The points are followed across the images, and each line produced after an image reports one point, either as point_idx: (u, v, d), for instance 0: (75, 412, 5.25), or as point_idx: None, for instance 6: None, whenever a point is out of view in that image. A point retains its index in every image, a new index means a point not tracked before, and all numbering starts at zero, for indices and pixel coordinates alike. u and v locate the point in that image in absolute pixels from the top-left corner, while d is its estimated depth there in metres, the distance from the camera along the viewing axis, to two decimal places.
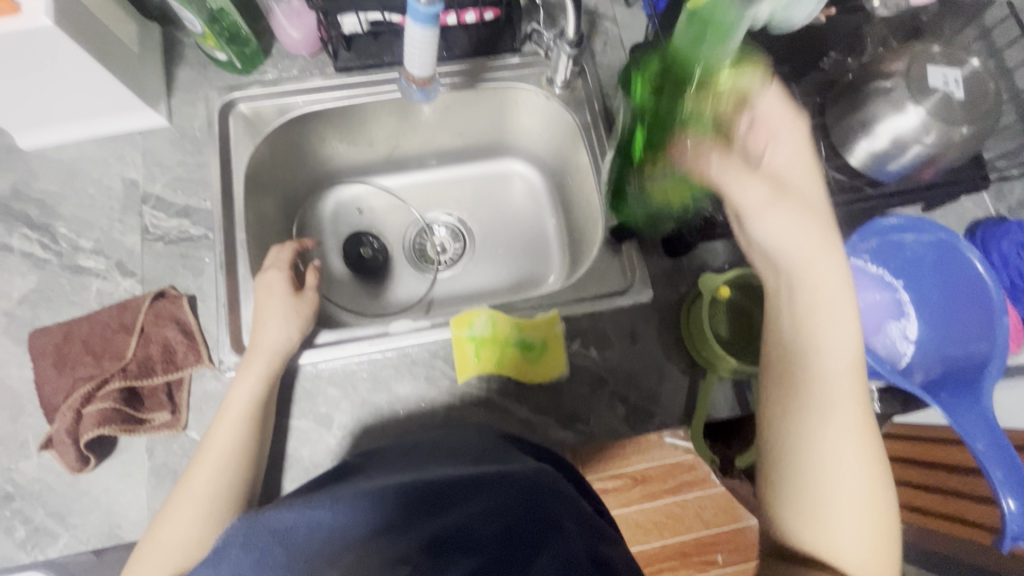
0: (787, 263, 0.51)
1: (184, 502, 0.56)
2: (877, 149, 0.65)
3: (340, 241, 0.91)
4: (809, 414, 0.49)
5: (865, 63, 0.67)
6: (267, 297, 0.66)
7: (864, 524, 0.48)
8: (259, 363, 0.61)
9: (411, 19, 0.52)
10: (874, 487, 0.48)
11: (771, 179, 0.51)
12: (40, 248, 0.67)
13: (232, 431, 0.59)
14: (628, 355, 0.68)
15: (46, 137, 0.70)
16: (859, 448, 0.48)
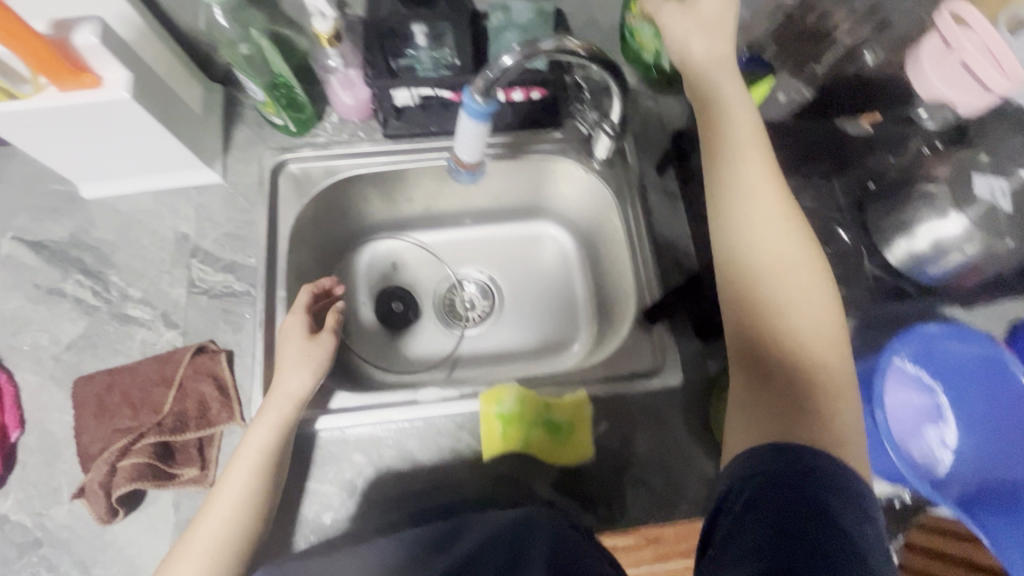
0: (722, 143, 0.58)
1: (195, 546, 0.57)
2: (917, 251, 0.65)
3: (373, 295, 0.93)
4: (745, 259, 0.55)
5: (909, 165, 0.67)
6: (284, 341, 0.67)
7: (816, 349, 0.51)
8: (273, 410, 0.62)
9: (465, 113, 0.55)
10: (820, 325, 0.52)
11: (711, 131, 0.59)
12: (92, 295, 0.70)
13: (248, 479, 0.59)
14: (655, 439, 0.68)
15: (107, 188, 0.73)
16: (794, 282, 0.53)
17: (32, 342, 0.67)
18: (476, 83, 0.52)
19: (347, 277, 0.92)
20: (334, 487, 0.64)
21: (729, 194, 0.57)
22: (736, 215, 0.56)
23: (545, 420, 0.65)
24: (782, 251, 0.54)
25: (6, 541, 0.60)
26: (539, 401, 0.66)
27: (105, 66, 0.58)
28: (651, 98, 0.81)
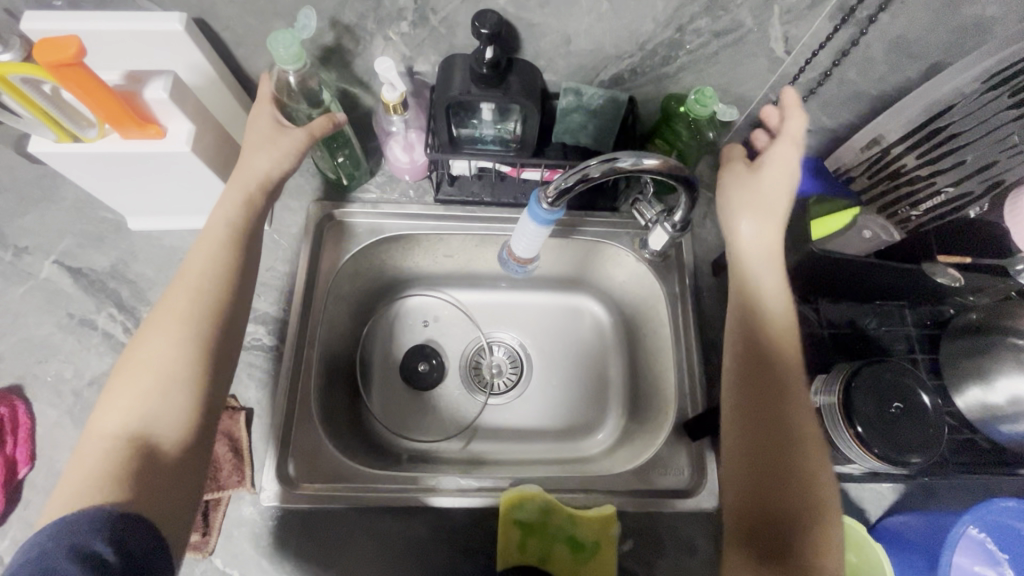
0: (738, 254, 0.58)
1: (129, 378, 0.50)
2: (992, 403, 0.60)
3: (399, 352, 0.90)
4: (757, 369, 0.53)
5: (992, 310, 0.62)
6: (254, 122, 0.62)
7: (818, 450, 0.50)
8: (235, 189, 0.59)
9: (528, 215, 0.54)
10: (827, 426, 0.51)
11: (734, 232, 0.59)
12: (122, 330, 0.68)
13: (213, 257, 0.56)
14: (681, 569, 0.63)
15: (154, 222, 0.72)
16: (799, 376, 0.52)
17: (56, 373, 0.66)
18: (545, 192, 0.51)
19: (376, 330, 0.90)
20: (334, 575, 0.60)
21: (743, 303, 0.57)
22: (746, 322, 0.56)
23: (569, 534, 0.60)
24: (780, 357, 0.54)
25: None
26: (564, 512, 0.61)
27: (170, 117, 0.57)
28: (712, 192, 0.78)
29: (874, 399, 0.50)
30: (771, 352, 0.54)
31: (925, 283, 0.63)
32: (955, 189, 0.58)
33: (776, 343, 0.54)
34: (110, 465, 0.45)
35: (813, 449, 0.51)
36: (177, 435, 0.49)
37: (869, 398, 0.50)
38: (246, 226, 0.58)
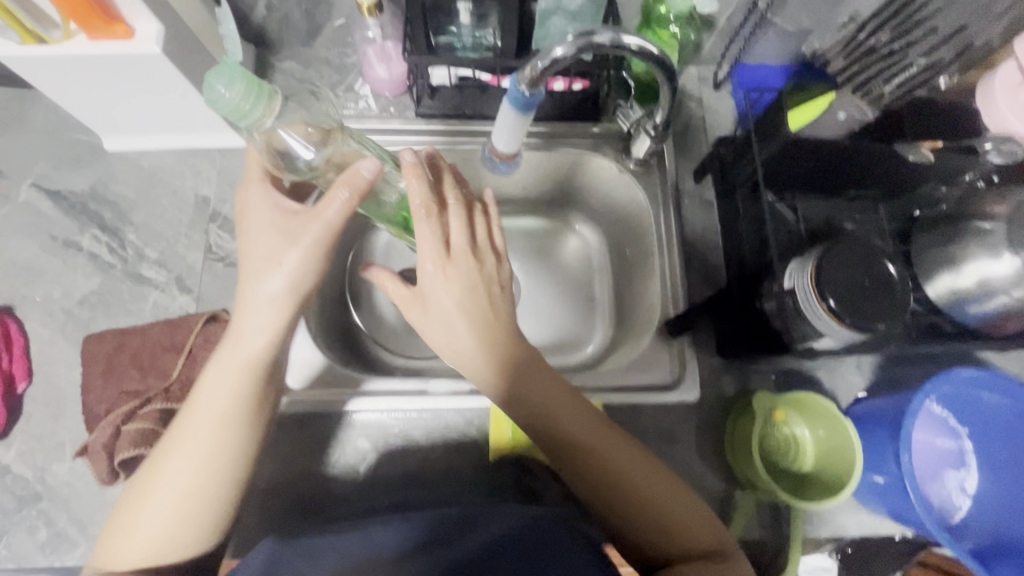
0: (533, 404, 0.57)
1: (159, 477, 0.50)
2: (960, 288, 0.62)
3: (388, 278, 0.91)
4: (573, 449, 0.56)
5: (962, 197, 0.64)
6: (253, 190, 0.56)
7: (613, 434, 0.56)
8: (230, 364, 0.53)
9: (506, 101, 0.56)
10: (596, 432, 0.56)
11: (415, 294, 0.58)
12: (108, 251, 0.68)
13: (223, 395, 0.52)
14: (665, 456, 0.67)
15: (131, 143, 0.71)
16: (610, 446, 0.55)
17: (45, 294, 0.66)
18: (523, 74, 0.53)
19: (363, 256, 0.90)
20: (332, 468, 0.64)
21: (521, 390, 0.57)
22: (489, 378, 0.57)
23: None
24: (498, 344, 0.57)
25: (7, 492, 0.60)
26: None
27: (136, 16, 0.55)
28: (694, 99, 0.79)
29: (850, 279, 0.52)
30: (525, 388, 0.57)
31: (895, 167, 0.64)
32: (926, 59, 0.63)
33: (528, 378, 0.57)
34: (159, 558, 0.50)
35: (592, 440, 0.56)
36: (207, 532, 0.52)
37: (854, 285, 0.52)
38: (260, 383, 0.53)
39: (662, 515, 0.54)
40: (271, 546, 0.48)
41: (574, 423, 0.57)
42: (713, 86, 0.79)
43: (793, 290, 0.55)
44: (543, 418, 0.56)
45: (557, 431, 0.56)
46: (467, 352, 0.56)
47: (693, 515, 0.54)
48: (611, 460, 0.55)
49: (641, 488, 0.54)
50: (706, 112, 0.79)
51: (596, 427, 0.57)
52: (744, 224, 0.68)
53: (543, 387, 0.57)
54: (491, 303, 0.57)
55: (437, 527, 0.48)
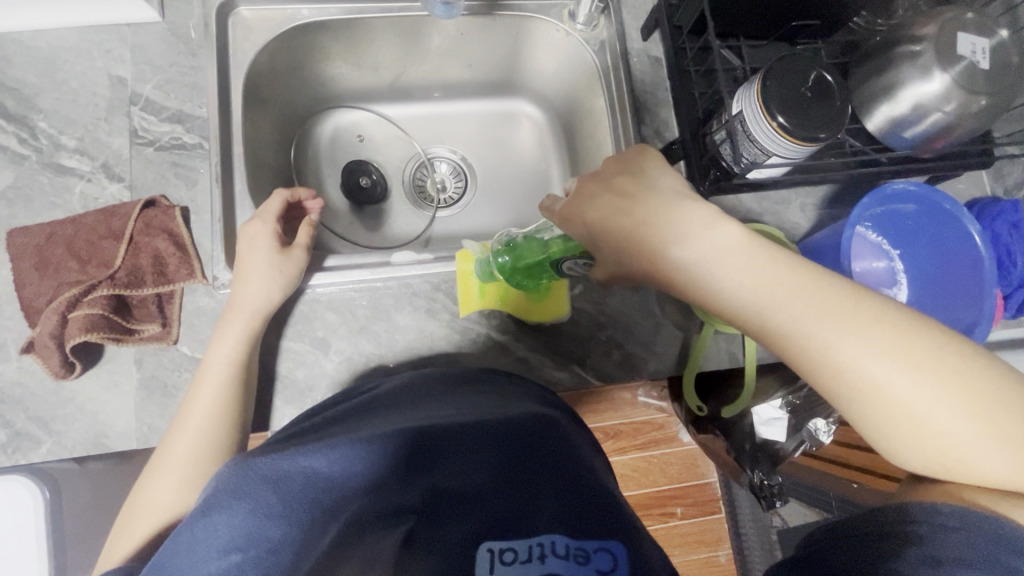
0: (747, 305, 0.48)
1: (164, 460, 0.53)
2: (896, 115, 0.64)
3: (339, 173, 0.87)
4: (826, 329, 0.44)
5: (893, 27, 0.66)
6: (249, 252, 0.61)
7: (830, 313, 0.45)
8: (239, 322, 0.58)
9: None
10: (859, 340, 0.43)
11: (630, 211, 0.54)
12: (18, 142, 0.62)
13: (216, 391, 0.55)
14: (628, 305, 0.70)
15: (24, 21, 0.64)
16: (863, 338, 0.43)
17: None
18: None
19: (306, 153, 0.86)
20: (302, 345, 0.63)
21: (721, 277, 0.49)
22: (701, 267, 0.50)
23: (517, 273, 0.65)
24: (726, 241, 0.49)
25: None
26: (504, 252, 0.65)
27: None
28: None
29: (792, 92, 0.54)
30: (745, 297, 0.48)
31: None
32: None
33: (749, 285, 0.48)
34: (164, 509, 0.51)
35: (813, 324, 0.45)
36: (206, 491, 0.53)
37: (798, 95, 0.54)
38: (249, 349, 0.58)
39: (898, 405, 0.42)
40: (223, 472, 0.35)
41: (869, 317, 0.44)
42: None
43: (741, 112, 0.56)
44: (778, 325, 0.47)
45: (784, 319, 0.46)
46: (745, 269, 0.48)
47: (960, 386, 0.41)
48: (841, 334, 0.44)
49: (902, 387, 0.42)
50: None
51: (868, 319, 0.44)
52: (690, 69, 0.69)
53: (781, 284, 0.47)
54: (659, 229, 0.52)
55: (400, 460, 0.41)
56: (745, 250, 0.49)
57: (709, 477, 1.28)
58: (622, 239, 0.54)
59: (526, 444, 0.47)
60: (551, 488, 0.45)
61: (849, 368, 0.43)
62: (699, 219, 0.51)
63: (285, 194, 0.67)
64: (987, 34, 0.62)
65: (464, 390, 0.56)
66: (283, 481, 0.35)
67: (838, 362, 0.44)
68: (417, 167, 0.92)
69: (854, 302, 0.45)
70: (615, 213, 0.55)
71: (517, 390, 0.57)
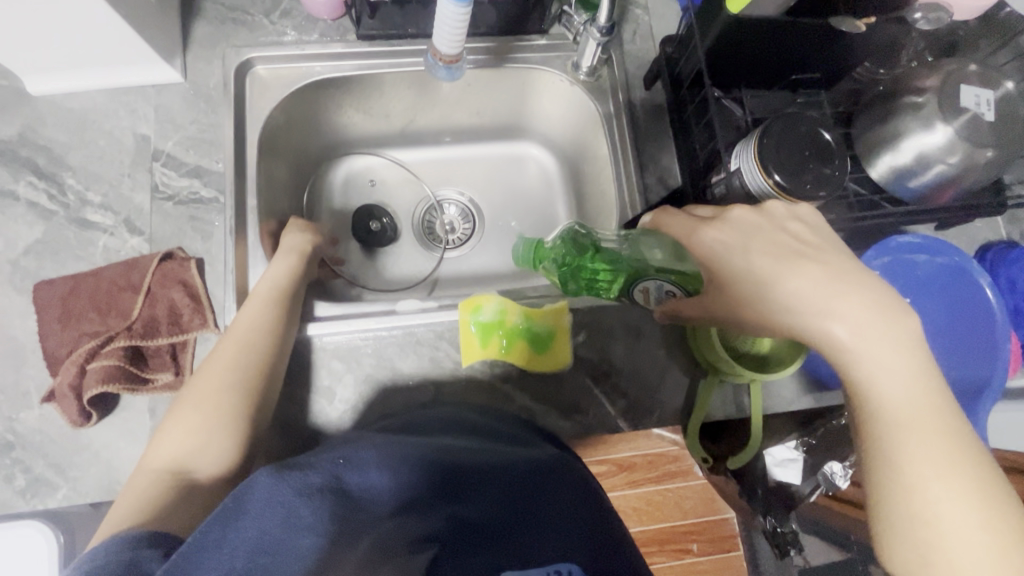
0: (878, 389, 0.43)
1: (177, 415, 0.53)
2: (899, 165, 0.63)
3: (350, 219, 0.90)
4: (937, 457, 0.41)
5: (897, 77, 0.66)
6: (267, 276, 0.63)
7: (947, 448, 0.41)
8: (266, 306, 0.60)
9: None
10: (963, 484, 0.40)
11: (819, 264, 0.47)
12: (47, 198, 0.66)
13: (237, 361, 0.56)
14: (632, 351, 0.70)
15: (58, 85, 0.68)
16: (966, 482, 0.40)
17: None
18: None
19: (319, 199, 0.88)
20: (308, 394, 0.64)
21: (867, 356, 0.44)
22: (862, 343, 0.44)
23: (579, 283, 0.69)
24: (897, 334, 0.44)
25: None
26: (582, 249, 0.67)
27: None
28: (638, 5, 0.79)
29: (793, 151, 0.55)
30: (870, 379, 0.44)
31: (836, 40, 0.60)
32: None
33: (876, 358, 0.43)
34: None
35: (928, 449, 0.41)
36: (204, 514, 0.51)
37: (799, 153, 0.55)
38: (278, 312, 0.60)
39: (964, 556, 0.39)
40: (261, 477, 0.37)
41: (982, 470, 0.41)
42: None
43: (739, 169, 0.58)
44: (897, 430, 0.42)
45: (897, 422, 0.43)
46: (880, 361, 0.44)
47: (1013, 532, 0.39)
48: (954, 472, 0.41)
49: (981, 549, 0.39)
50: (650, 17, 0.79)
51: (951, 435, 0.42)
52: (691, 120, 0.70)
53: (919, 392, 0.43)
54: (822, 289, 0.46)
55: (430, 484, 0.44)
56: (891, 337, 0.44)
57: (727, 514, 1.25)
58: (758, 283, 0.49)
59: (533, 487, 0.48)
60: (565, 532, 0.44)
61: (925, 486, 0.41)
62: (886, 302, 0.45)
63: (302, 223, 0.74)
64: (992, 87, 0.61)
65: (479, 429, 0.56)
66: (315, 495, 0.37)
67: (913, 473, 0.41)
68: (425, 209, 0.93)
69: (964, 437, 0.42)
70: (781, 260, 0.48)
71: (523, 432, 0.58)
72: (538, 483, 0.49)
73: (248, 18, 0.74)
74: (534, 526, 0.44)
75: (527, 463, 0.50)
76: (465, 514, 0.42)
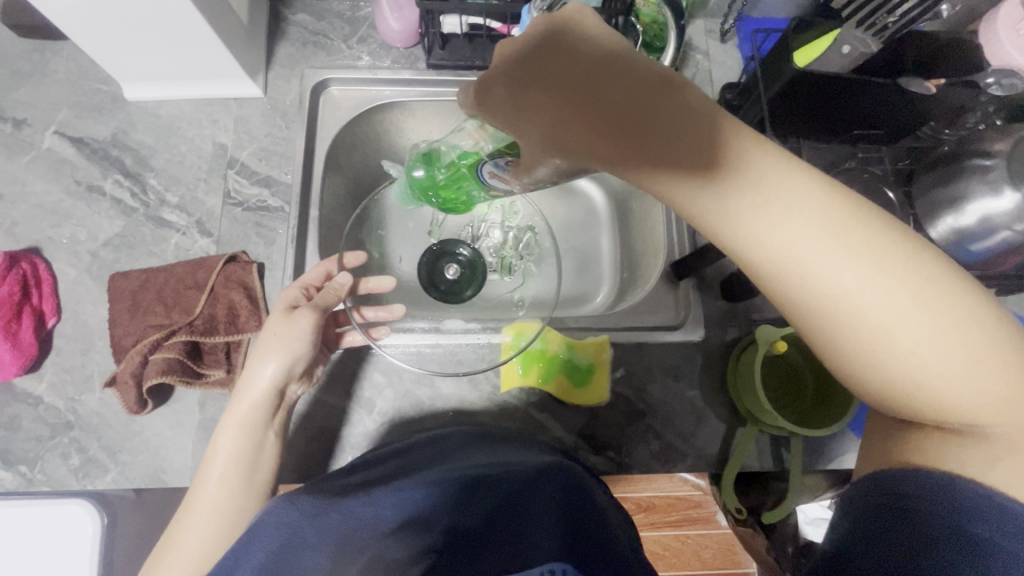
0: (720, 207, 0.38)
1: (184, 526, 0.52)
2: (962, 227, 0.61)
3: (422, 254, 0.85)
4: (800, 244, 0.37)
5: (966, 136, 0.63)
6: (269, 333, 0.59)
7: (808, 221, 0.37)
8: (246, 390, 0.57)
9: None
10: (840, 252, 0.36)
11: (575, 89, 0.39)
12: (130, 196, 0.71)
13: (234, 439, 0.55)
14: (670, 392, 0.70)
15: (152, 93, 0.74)
16: (843, 250, 0.36)
17: (70, 236, 0.69)
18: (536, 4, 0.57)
19: (405, 221, 0.86)
20: (348, 401, 0.66)
21: (690, 167, 0.38)
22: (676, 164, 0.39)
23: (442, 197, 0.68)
24: (692, 122, 0.38)
25: (40, 421, 0.63)
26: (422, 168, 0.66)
27: None
28: (700, 50, 0.80)
29: None
30: (705, 198, 0.39)
31: (903, 101, 0.61)
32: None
33: (698, 163, 0.38)
34: None
35: (793, 236, 0.37)
36: None
37: None
38: (268, 409, 0.57)
39: (884, 335, 0.36)
40: (272, 504, 0.40)
41: (852, 223, 0.37)
42: (720, 39, 0.81)
43: None
44: (757, 243, 0.38)
45: (749, 231, 0.38)
46: (742, 181, 0.38)
47: (905, 277, 0.35)
48: (821, 251, 0.36)
49: (888, 319, 0.35)
50: (711, 61, 0.80)
51: (802, 208, 0.37)
52: None
53: (753, 183, 0.38)
54: (598, 119, 0.39)
55: (446, 497, 0.44)
56: (734, 144, 0.38)
57: None
58: (560, 141, 0.40)
59: (529, 492, 0.45)
60: (555, 536, 0.39)
61: (813, 286, 0.37)
62: (656, 87, 0.39)
63: (283, 306, 0.61)
64: None
65: (491, 447, 0.55)
66: (320, 517, 0.40)
67: (818, 285, 0.37)
68: (504, 275, 0.85)
69: (816, 196, 0.37)
70: (554, 113, 0.39)
71: (548, 448, 0.59)
72: (534, 489, 0.46)
73: (327, 42, 0.79)
74: (525, 527, 0.41)
75: (521, 472, 0.48)
76: (462, 524, 0.41)
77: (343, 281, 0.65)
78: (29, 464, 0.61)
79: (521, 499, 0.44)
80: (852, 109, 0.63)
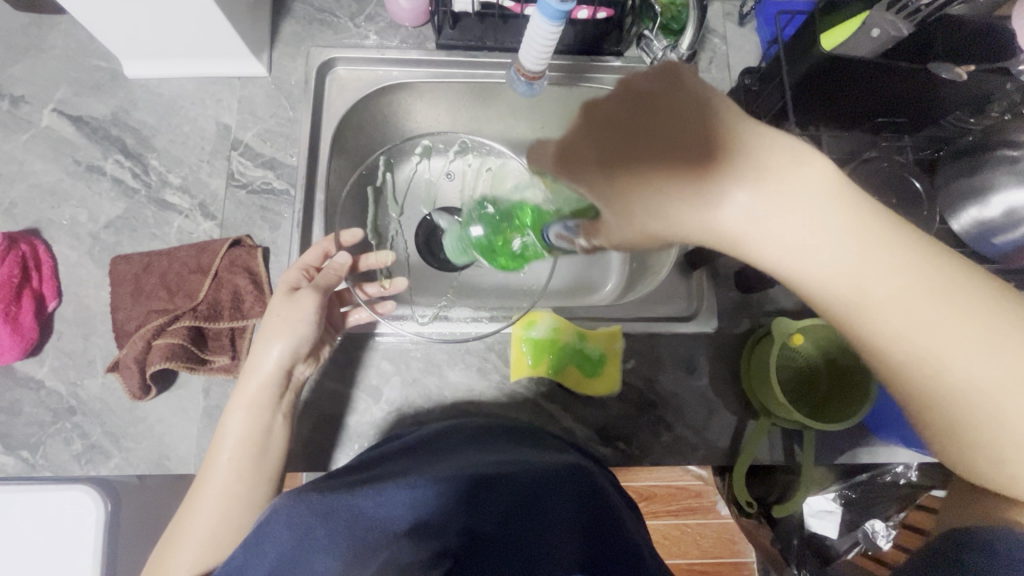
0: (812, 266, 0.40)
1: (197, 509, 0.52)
2: (986, 219, 0.61)
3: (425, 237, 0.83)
4: (891, 303, 0.38)
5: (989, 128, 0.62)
6: (277, 312, 0.58)
7: (903, 280, 0.38)
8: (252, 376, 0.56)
9: (540, 14, 0.60)
10: (927, 309, 0.38)
11: (670, 155, 0.42)
12: (131, 177, 0.69)
13: (243, 424, 0.55)
14: (682, 384, 0.69)
15: (154, 71, 0.72)
16: (936, 309, 0.38)
17: (70, 218, 0.67)
18: None
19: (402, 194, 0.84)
20: (355, 390, 0.65)
21: (782, 226, 0.40)
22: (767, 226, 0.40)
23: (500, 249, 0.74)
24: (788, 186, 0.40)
25: (41, 406, 0.62)
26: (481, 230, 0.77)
27: None
28: (718, 33, 0.78)
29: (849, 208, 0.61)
30: (799, 257, 0.40)
31: (931, 88, 0.59)
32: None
33: (790, 225, 0.40)
34: None
35: (889, 299, 0.38)
36: None
37: None
38: (277, 389, 0.56)
39: (969, 390, 0.38)
40: (280, 501, 0.38)
41: (943, 283, 0.38)
42: (738, 22, 0.78)
43: None
44: (849, 303, 0.39)
45: (845, 294, 0.39)
46: (835, 239, 0.39)
47: (990, 333, 0.37)
48: (913, 312, 0.38)
49: (974, 374, 0.37)
50: (730, 45, 0.78)
51: (897, 267, 0.38)
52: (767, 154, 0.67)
53: (851, 244, 0.39)
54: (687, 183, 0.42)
55: (459, 496, 0.42)
56: (829, 204, 0.39)
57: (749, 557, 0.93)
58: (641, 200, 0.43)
59: (541, 493, 0.44)
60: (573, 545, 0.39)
61: (901, 342, 0.39)
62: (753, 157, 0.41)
63: (285, 287, 0.60)
64: None
65: (498, 445, 0.54)
66: (330, 515, 0.37)
67: (901, 339, 0.38)
68: None
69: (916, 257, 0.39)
70: (641, 176, 0.43)
71: (558, 443, 0.58)
72: (548, 488, 0.45)
73: (334, 20, 0.76)
74: (542, 532, 0.40)
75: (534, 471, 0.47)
76: (478, 527, 0.40)
77: (343, 260, 0.63)
78: (31, 449, 0.60)
79: (536, 501, 0.43)
80: (878, 95, 0.61)
